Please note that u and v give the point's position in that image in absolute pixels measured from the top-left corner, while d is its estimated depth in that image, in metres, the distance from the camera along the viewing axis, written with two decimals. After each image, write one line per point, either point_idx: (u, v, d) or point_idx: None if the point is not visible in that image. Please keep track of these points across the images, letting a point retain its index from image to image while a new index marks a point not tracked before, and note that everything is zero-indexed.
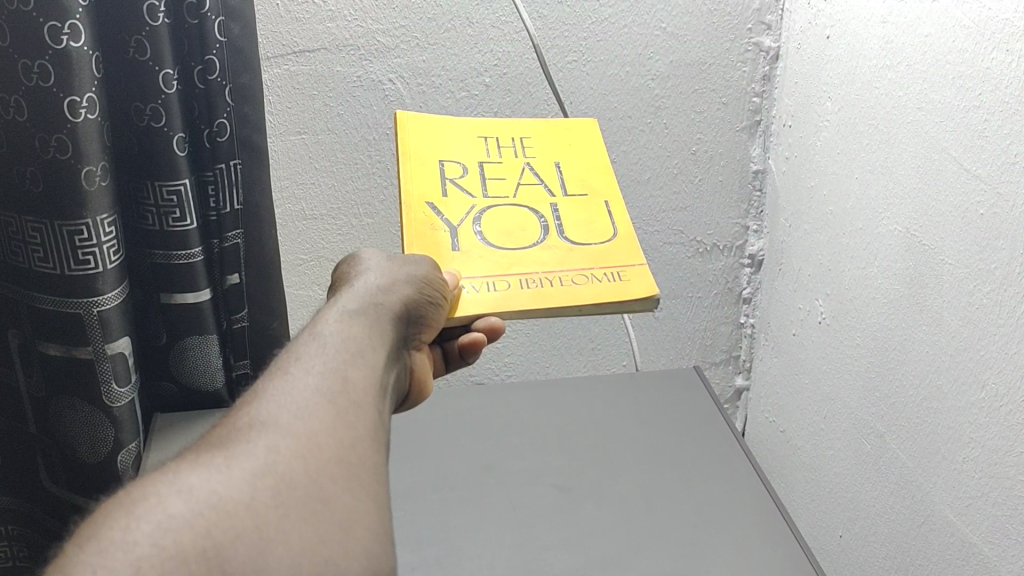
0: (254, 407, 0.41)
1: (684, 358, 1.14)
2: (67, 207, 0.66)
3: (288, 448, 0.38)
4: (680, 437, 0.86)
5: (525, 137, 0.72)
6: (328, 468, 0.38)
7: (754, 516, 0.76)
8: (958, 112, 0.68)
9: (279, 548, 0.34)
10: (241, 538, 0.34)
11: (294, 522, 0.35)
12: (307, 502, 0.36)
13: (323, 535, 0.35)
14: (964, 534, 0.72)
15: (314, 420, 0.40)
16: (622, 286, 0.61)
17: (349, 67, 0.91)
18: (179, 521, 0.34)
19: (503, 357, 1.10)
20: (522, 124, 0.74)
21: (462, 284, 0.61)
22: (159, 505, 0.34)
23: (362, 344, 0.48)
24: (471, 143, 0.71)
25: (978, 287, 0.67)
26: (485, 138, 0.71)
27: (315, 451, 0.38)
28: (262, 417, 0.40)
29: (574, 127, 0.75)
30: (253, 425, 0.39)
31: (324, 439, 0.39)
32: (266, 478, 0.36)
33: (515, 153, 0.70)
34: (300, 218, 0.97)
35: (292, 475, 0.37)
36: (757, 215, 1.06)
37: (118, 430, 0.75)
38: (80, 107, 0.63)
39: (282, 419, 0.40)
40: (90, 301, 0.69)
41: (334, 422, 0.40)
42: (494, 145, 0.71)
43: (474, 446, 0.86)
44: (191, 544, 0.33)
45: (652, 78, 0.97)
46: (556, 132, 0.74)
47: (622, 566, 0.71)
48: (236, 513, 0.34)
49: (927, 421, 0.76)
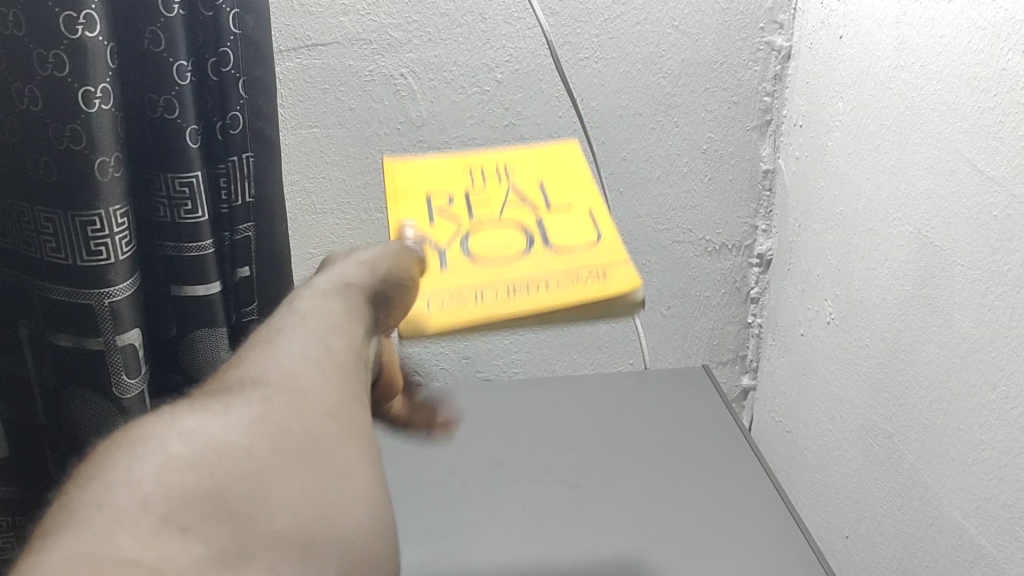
0: (248, 363, 0.36)
1: (690, 357, 1.14)
2: (80, 198, 0.65)
3: (286, 396, 0.34)
4: (686, 433, 0.87)
5: (507, 166, 0.71)
6: (332, 422, 0.34)
7: (765, 512, 0.76)
8: (972, 113, 0.68)
9: (283, 493, 0.30)
10: (244, 479, 0.29)
11: (299, 468, 0.31)
12: (312, 451, 0.32)
13: (332, 492, 0.31)
14: (972, 536, 0.72)
15: (311, 371, 0.36)
16: (601, 285, 0.57)
17: (361, 61, 0.91)
18: (181, 460, 0.29)
19: (510, 353, 1.10)
20: (505, 155, 0.72)
21: (433, 301, 0.55)
22: (158, 446, 0.30)
23: (355, 308, 0.44)
24: (456, 175, 0.69)
25: (991, 288, 0.67)
26: (469, 171, 0.70)
27: (318, 401, 0.34)
28: (259, 370, 0.35)
29: (556, 150, 0.74)
30: (250, 375, 0.35)
31: (328, 393, 0.35)
32: (268, 422, 0.32)
33: (499, 181, 0.69)
34: (311, 212, 0.98)
35: (292, 422, 0.33)
36: (766, 215, 1.05)
37: (128, 421, 0.75)
38: (94, 98, 0.63)
39: (278, 370, 0.35)
40: (101, 292, 0.69)
41: (337, 375, 0.37)
42: (478, 175, 0.70)
43: (481, 443, 0.86)
44: (193, 484, 0.29)
45: (663, 76, 0.96)
46: (539, 158, 0.72)
47: (629, 564, 0.70)
48: (239, 454, 0.30)
49: (936, 422, 0.76)
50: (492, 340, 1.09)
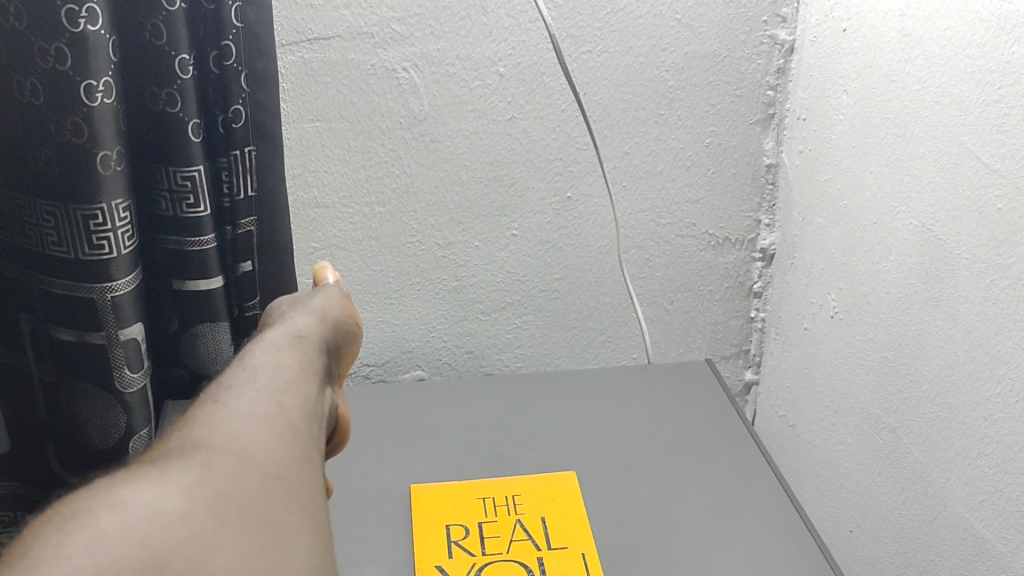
0: (186, 431, 0.35)
1: (694, 352, 1.14)
2: (82, 192, 0.65)
3: (224, 461, 0.33)
4: (691, 428, 0.86)
5: (517, 494, 0.77)
6: (269, 482, 0.33)
7: (769, 507, 0.76)
8: (977, 105, 0.68)
9: (221, 558, 0.28)
10: (179, 548, 0.28)
11: (235, 534, 0.30)
12: (249, 514, 0.31)
13: (274, 557, 0.30)
14: (976, 530, 0.72)
15: (254, 434, 0.35)
16: None
17: (363, 55, 0.91)
18: (113, 533, 0.28)
19: (513, 348, 1.10)
20: (517, 483, 0.79)
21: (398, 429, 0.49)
22: (89, 520, 0.28)
23: (300, 367, 0.44)
24: (471, 506, 0.76)
25: (995, 282, 0.67)
26: (483, 498, 0.77)
27: (256, 464, 0.33)
28: (197, 436, 0.34)
29: (555, 480, 0.79)
30: (186, 444, 0.34)
31: (264, 453, 0.34)
32: (203, 488, 0.31)
33: (508, 511, 0.76)
34: (313, 206, 0.98)
35: (230, 488, 0.31)
36: (769, 208, 1.05)
37: (130, 416, 0.75)
38: (96, 91, 0.63)
39: (219, 433, 0.34)
40: (103, 287, 0.69)
41: (275, 433, 0.36)
42: (490, 505, 0.76)
43: (484, 437, 0.86)
44: (127, 558, 0.27)
45: (666, 69, 0.96)
46: (545, 489, 0.78)
47: (630, 558, 0.70)
48: (174, 521, 0.29)
49: (941, 416, 0.76)
50: (495, 335, 1.09)
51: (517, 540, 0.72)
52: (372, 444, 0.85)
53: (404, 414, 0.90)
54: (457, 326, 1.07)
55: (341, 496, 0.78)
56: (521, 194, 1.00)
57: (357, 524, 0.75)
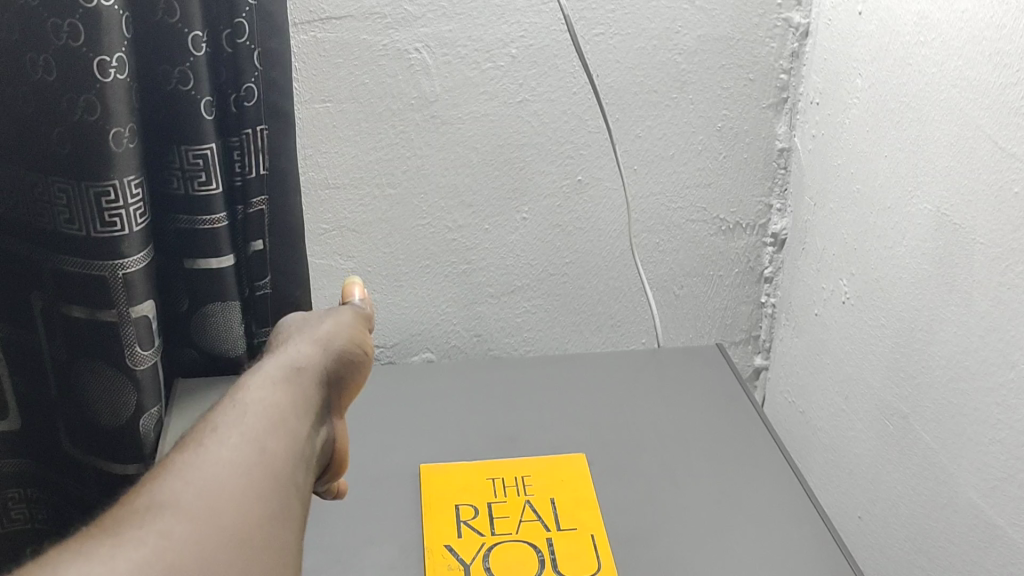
0: (157, 489, 0.41)
1: (704, 337, 1.13)
2: (94, 169, 0.65)
3: (180, 533, 0.38)
4: (703, 411, 0.86)
5: (526, 475, 0.78)
6: (219, 556, 0.38)
7: (780, 491, 0.76)
8: (995, 89, 0.67)
9: None
10: None
11: None
12: None
13: None
14: (988, 516, 0.71)
15: (219, 501, 0.41)
16: None
17: (375, 35, 0.90)
18: None
19: (523, 331, 1.10)
20: (527, 465, 0.79)
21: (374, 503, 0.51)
22: None
23: (284, 413, 0.49)
24: (481, 486, 0.76)
25: (1011, 267, 0.67)
26: (492, 478, 0.77)
27: (209, 536, 0.39)
28: (162, 500, 0.40)
29: (564, 462, 0.79)
30: (152, 507, 0.40)
31: (221, 523, 0.40)
32: (153, 565, 0.37)
33: (518, 491, 0.76)
34: (324, 187, 0.97)
35: (180, 563, 0.37)
36: (781, 193, 1.05)
37: (140, 394, 0.75)
38: (109, 68, 0.62)
39: (182, 500, 0.40)
40: (114, 264, 0.69)
41: (236, 500, 0.42)
42: (500, 485, 0.76)
43: (495, 420, 0.86)
44: None
45: (679, 52, 0.96)
46: (556, 471, 0.78)
47: (639, 541, 0.70)
48: None
49: (953, 401, 0.75)
50: (504, 319, 1.09)
51: (528, 520, 0.72)
52: (383, 426, 0.85)
53: (415, 395, 0.90)
54: (466, 309, 1.07)
55: (351, 477, 0.78)
56: (532, 177, 1.00)
57: (367, 504, 0.75)
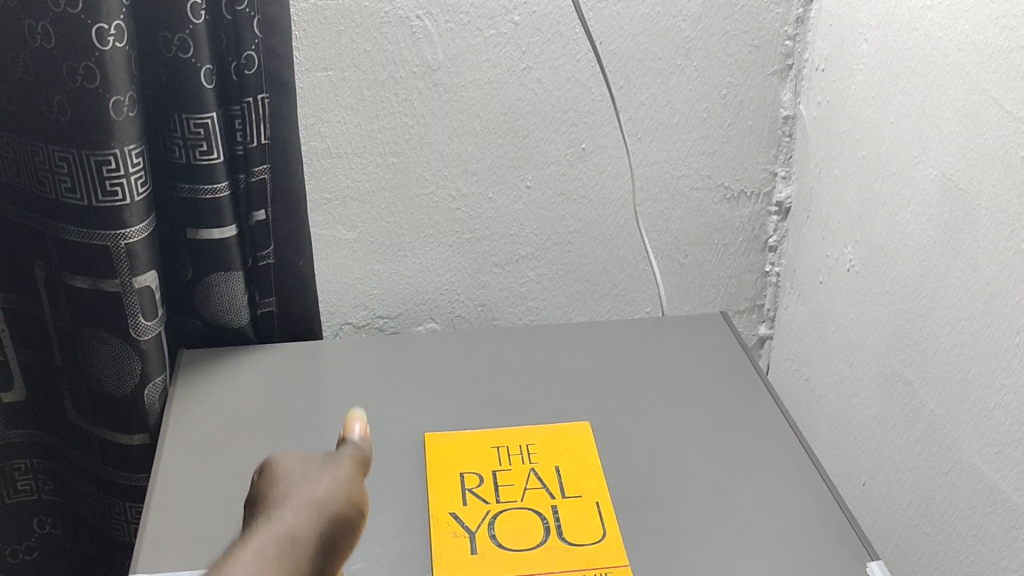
0: None
1: (708, 305, 1.13)
2: (94, 138, 0.65)
3: None
4: (708, 378, 0.86)
5: (530, 443, 0.78)
6: None
7: (786, 457, 0.76)
8: (1002, 52, 0.67)
9: None
10: None
11: None
12: None
13: None
14: (992, 481, 0.71)
15: None
16: None
17: (377, 3, 0.90)
18: None
19: (527, 300, 1.10)
20: (532, 432, 0.79)
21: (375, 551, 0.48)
22: None
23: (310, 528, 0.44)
24: (485, 454, 0.76)
25: (1017, 232, 0.66)
26: (497, 446, 0.77)
27: None
28: None
29: (569, 430, 0.79)
30: None
31: None
32: None
33: (523, 460, 0.76)
34: (326, 157, 0.97)
35: None
36: (785, 160, 1.04)
37: (145, 364, 0.74)
38: (108, 35, 0.62)
39: None
40: (116, 233, 0.69)
41: None
42: (505, 454, 0.76)
43: (500, 387, 0.86)
44: None
45: (683, 18, 0.95)
46: (562, 439, 0.78)
47: (644, 507, 0.70)
48: None
49: (958, 367, 0.75)
50: (508, 288, 1.08)
51: (532, 489, 0.73)
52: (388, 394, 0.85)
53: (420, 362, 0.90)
54: (470, 279, 1.07)
55: None
56: (535, 146, 0.99)
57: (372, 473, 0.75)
